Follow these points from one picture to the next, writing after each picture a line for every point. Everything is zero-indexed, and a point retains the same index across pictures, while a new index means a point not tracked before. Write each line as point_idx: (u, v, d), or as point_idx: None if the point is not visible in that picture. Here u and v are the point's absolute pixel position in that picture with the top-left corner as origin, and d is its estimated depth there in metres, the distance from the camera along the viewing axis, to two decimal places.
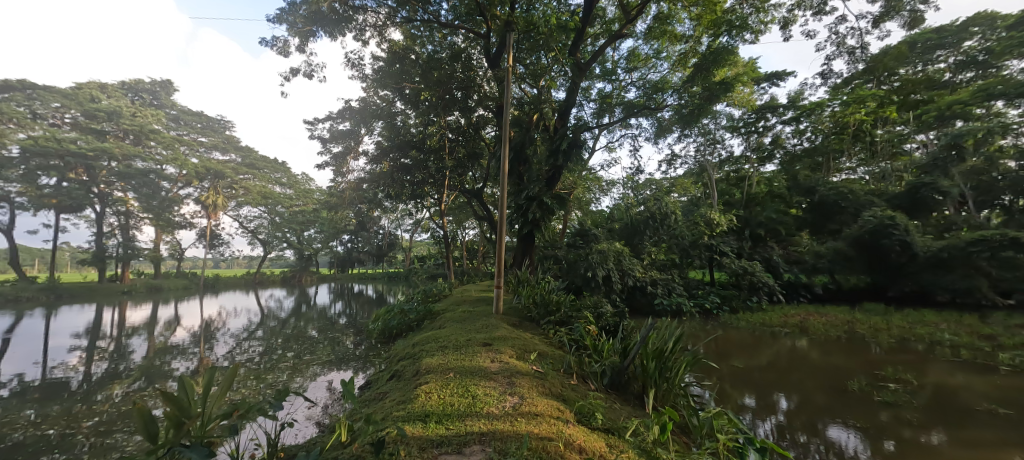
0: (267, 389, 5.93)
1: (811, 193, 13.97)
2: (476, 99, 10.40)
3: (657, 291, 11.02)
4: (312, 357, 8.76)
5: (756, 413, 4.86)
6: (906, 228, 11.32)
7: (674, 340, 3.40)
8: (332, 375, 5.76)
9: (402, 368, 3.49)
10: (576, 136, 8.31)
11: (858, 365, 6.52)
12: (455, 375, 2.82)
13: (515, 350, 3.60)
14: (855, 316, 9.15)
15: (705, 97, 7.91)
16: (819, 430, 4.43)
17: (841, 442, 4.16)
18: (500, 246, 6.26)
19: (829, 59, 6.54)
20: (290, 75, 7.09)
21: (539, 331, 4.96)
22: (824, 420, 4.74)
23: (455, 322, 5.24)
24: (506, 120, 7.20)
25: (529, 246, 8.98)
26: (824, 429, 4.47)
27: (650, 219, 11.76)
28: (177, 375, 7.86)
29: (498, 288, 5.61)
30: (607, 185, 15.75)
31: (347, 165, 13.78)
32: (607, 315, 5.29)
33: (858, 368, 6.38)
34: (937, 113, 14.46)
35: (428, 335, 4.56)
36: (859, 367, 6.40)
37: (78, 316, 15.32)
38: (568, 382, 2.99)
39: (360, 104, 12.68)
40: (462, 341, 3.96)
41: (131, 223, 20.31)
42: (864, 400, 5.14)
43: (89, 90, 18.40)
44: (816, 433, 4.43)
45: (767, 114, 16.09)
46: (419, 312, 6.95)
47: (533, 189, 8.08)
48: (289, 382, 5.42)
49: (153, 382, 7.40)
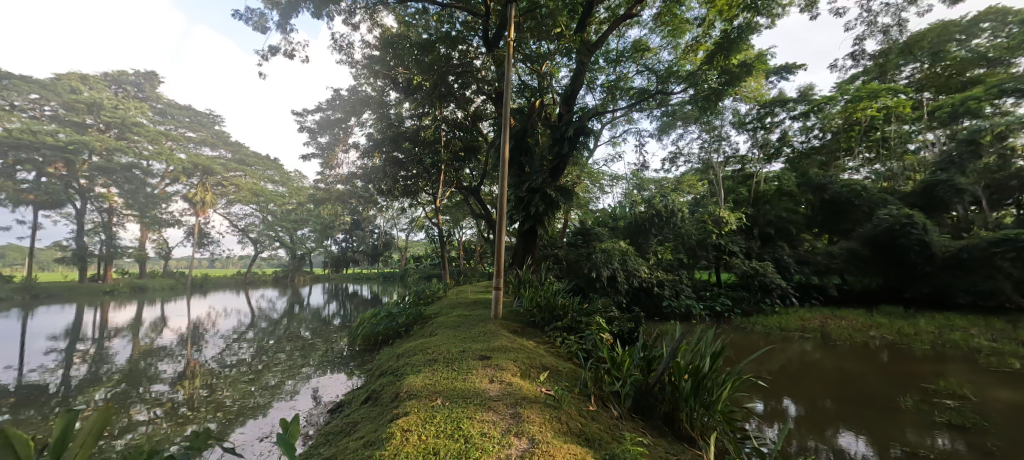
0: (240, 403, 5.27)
1: (821, 191, 13.45)
2: (475, 87, 9.80)
3: (664, 292, 10.44)
4: (299, 360, 8.14)
5: (759, 414, 4.47)
6: (923, 227, 10.80)
7: (713, 353, 2.75)
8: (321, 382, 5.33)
9: (381, 387, 2.87)
10: (583, 123, 7.69)
11: (890, 373, 5.94)
12: (445, 403, 2.20)
13: (518, 366, 2.97)
14: (877, 320, 8.60)
15: (722, 83, 7.34)
16: (831, 438, 3.96)
17: (853, 452, 3.71)
18: (500, 243, 5.62)
19: (858, 39, 5.94)
20: (269, 54, 6.45)
21: (544, 339, 4.32)
22: (838, 425, 4.30)
23: (447, 329, 4.62)
24: (506, 103, 6.60)
25: (530, 244, 8.33)
26: (835, 437, 4.00)
27: (655, 216, 11.08)
28: (153, 379, 7.20)
29: (497, 290, 4.99)
30: (610, 182, 15.18)
31: (337, 158, 13.15)
32: (620, 322, 4.67)
33: (890, 376, 5.82)
34: (950, 109, 13.97)
35: (415, 345, 3.94)
36: (892, 376, 5.84)
37: (56, 317, 14.55)
38: (587, 410, 2.38)
39: (350, 93, 12.17)
40: (455, 353, 3.35)
41: (114, 221, 19.53)
42: (900, 411, 4.58)
43: (68, 81, 17.58)
44: (824, 438, 4.03)
45: (776, 108, 15.56)
46: (409, 315, 6.35)
47: (536, 180, 7.55)
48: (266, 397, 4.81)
49: (128, 387, 6.82)
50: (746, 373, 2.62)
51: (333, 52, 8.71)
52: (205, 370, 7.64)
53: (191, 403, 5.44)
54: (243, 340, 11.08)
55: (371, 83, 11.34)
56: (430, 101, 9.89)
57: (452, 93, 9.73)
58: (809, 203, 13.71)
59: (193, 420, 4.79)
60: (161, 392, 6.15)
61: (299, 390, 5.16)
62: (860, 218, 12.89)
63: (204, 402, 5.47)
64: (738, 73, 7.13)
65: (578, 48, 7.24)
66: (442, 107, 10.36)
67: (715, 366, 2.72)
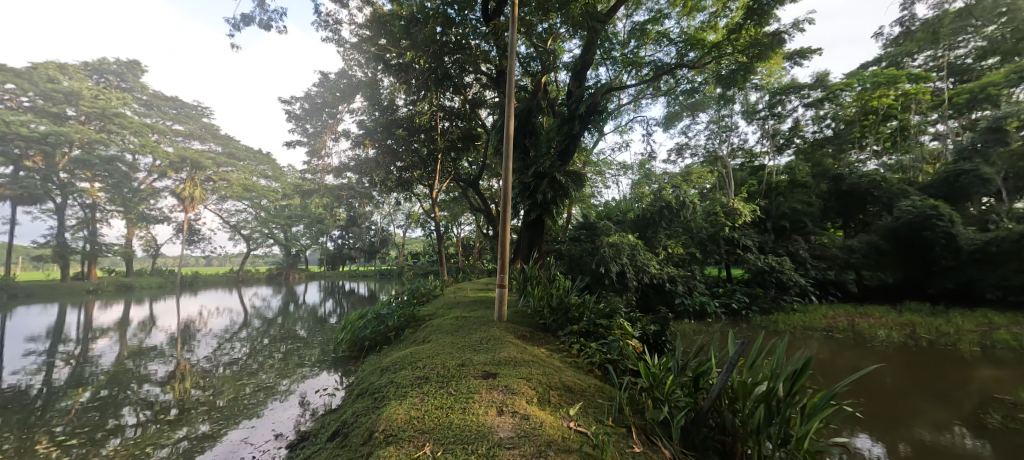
0: (214, 415, 4.60)
1: (837, 182, 12.79)
2: (472, 67, 9.00)
3: (677, 289, 9.76)
4: (288, 361, 7.51)
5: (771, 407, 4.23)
6: (950, 219, 10.17)
7: (793, 371, 2.07)
8: (304, 391, 4.81)
9: (356, 418, 2.21)
10: (596, 99, 6.99)
11: (936, 377, 5.38)
12: (436, 453, 1.55)
13: (532, 389, 2.31)
14: (909, 318, 7.97)
15: (746, 60, 6.77)
16: (840, 434, 3.73)
17: (865, 453, 3.46)
18: (505, 231, 5.01)
19: (905, 3, 5.41)
20: (241, 23, 5.72)
21: (558, 347, 3.64)
22: (854, 423, 4.06)
23: (443, 333, 4.00)
24: (508, 79, 5.86)
25: (537, 236, 7.70)
26: (847, 436, 3.76)
27: (665, 209, 10.27)
28: (136, 382, 6.53)
29: (500, 288, 4.36)
30: (616, 173, 14.48)
31: (327, 147, 12.42)
32: (644, 325, 4.00)
33: (935, 380, 5.28)
34: (970, 96, 13.28)
35: (404, 354, 3.30)
36: (938, 380, 5.30)
37: (37, 318, 13.78)
38: (636, 454, 1.73)
39: (341, 77, 11.45)
40: (453, 368, 2.70)
41: (98, 217, 18.74)
42: (945, 421, 4.12)
43: (46, 70, 16.79)
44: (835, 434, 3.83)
45: (790, 95, 15.03)
46: (399, 316, 5.64)
47: (543, 165, 6.89)
48: (236, 423, 4.13)
49: (104, 390, 6.13)
50: (841, 402, 1.97)
51: (319, 29, 7.95)
52: (195, 371, 7.01)
53: (156, 416, 4.77)
54: (236, 339, 10.40)
55: (362, 67, 10.63)
56: (425, 86, 9.25)
57: (450, 77, 8.98)
58: (824, 193, 13.05)
59: (153, 438, 4.10)
60: (134, 399, 5.51)
61: (272, 406, 4.48)
62: (878, 210, 12.27)
63: (175, 412, 4.85)
64: (767, 45, 6.42)
65: (589, 15, 6.46)
66: (439, 92, 9.72)
67: (796, 390, 2.06)
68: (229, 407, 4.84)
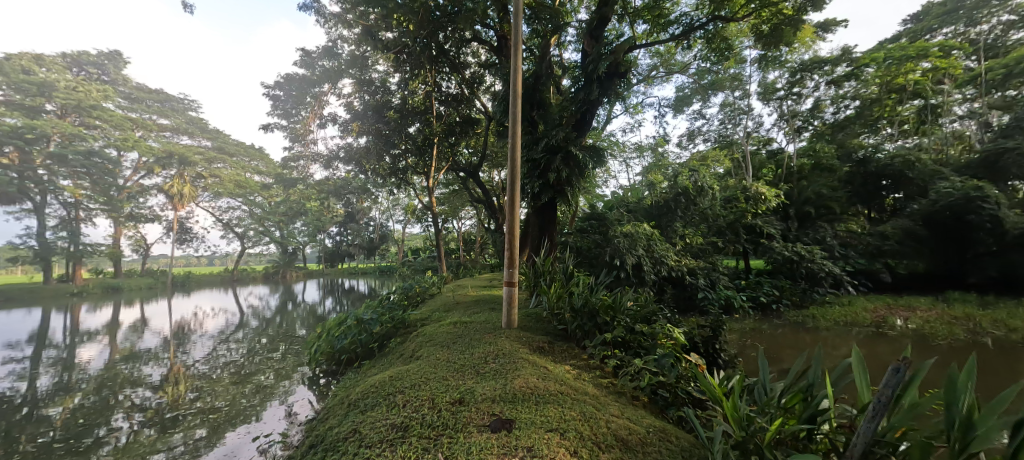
0: (176, 430, 3.87)
1: (862, 165, 11.98)
2: (469, 40, 8.11)
3: (698, 282, 8.88)
4: (285, 362, 6.78)
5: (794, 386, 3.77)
6: (997, 201, 9.20)
7: (1006, 419, 1.27)
8: (292, 404, 4.11)
9: None
10: (618, 58, 6.09)
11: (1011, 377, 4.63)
12: None
13: (571, 453, 1.55)
14: (962, 310, 7.16)
15: (792, 10, 6.10)
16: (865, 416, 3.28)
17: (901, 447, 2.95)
18: (513, 218, 4.11)
19: None
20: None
21: (588, 364, 2.83)
22: None
23: (438, 346, 3.18)
24: (512, 39, 4.89)
25: (548, 223, 6.93)
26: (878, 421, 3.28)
27: (681, 195, 9.31)
28: (112, 386, 5.86)
29: (509, 287, 3.54)
30: (626, 159, 13.60)
31: (312, 133, 11.54)
32: (691, 330, 3.19)
33: (999, 379, 4.65)
34: (1006, 68, 12.26)
35: (382, 379, 2.49)
36: (1006, 378, 4.64)
37: (22, 322, 13.10)
38: None
39: (327, 56, 10.63)
40: (447, 409, 1.91)
41: (80, 216, 17.98)
42: None
43: (19, 61, 16.03)
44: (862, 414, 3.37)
45: (811, 72, 14.17)
46: (385, 323, 4.84)
47: (555, 138, 6.08)
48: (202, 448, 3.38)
49: (63, 397, 5.42)
50: None
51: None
52: (174, 375, 6.31)
53: (133, 422, 4.16)
54: (233, 339, 9.76)
55: (348, 43, 9.72)
56: (418, 63, 8.41)
57: (444, 52, 8.14)
58: (847, 176, 12.20)
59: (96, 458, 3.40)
60: (98, 406, 4.83)
61: (250, 423, 3.78)
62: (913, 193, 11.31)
63: (168, 414, 4.28)
64: None
65: None
66: (434, 71, 8.88)
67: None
68: (198, 418, 4.14)
